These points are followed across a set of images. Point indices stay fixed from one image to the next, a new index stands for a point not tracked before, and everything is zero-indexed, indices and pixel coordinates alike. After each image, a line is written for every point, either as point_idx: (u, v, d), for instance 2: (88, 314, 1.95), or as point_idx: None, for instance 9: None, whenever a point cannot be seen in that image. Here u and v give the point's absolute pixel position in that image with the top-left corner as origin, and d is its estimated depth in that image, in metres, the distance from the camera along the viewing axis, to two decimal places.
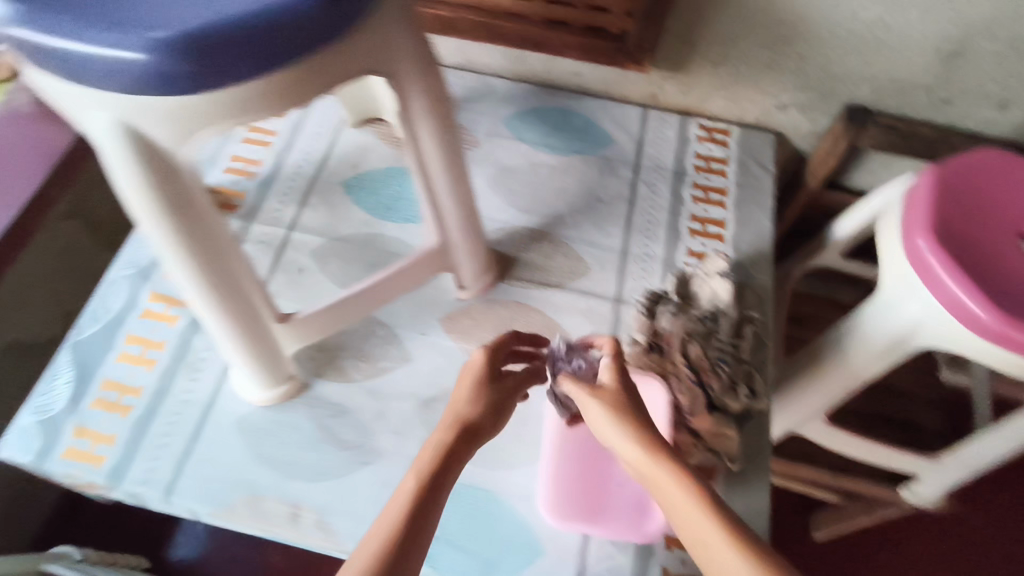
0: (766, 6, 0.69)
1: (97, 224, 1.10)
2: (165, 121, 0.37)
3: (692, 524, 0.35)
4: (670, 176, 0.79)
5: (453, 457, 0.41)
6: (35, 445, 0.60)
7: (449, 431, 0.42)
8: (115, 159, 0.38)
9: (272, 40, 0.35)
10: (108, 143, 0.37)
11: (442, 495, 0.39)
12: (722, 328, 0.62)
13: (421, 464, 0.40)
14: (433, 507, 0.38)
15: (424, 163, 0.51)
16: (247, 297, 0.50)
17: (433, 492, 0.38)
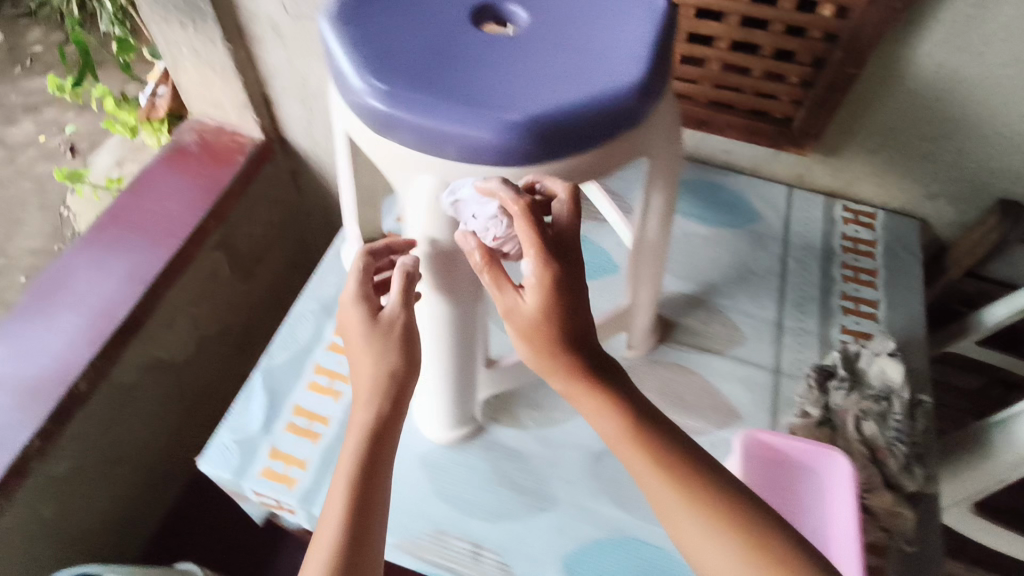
0: (935, 104, 0.72)
1: (240, 255, 1.17)
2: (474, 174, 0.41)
3: (661, 502, 0.39)
4: (818, 255, 0.82)
5: (379, 452, 0.42)
6: (233, 463, 0.63)
7: (376, 389, 0.44)
8: (423, 208, 0.43)
9: (600, 126, 0.38)
10: (426, 198, 0.43)
11: (380, 458, 0.42)
12: (896, 408, 0.64)
13: (346, 461, 0.42)
14: (371, 517, 0.40)
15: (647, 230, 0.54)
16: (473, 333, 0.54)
17: (368, 470, 0.41)
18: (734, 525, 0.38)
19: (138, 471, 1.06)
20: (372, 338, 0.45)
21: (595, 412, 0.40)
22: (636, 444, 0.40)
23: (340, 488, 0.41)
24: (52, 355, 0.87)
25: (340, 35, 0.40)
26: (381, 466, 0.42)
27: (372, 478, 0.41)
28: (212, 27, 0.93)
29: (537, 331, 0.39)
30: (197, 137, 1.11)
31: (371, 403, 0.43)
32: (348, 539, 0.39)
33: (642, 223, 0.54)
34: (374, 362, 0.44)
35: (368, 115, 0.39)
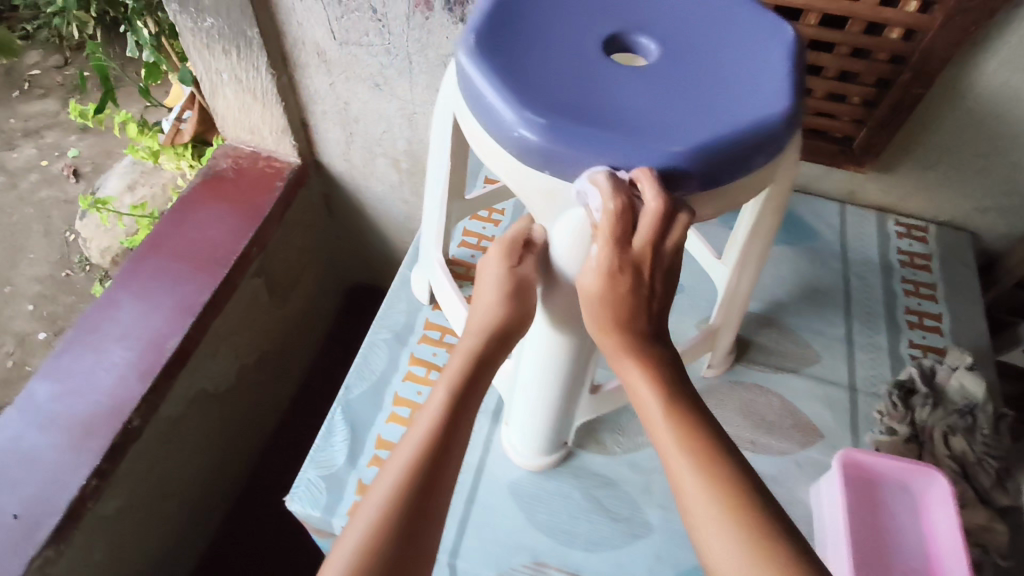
0: (996, 121, 0.74)
1: (276, 281, 1.11)
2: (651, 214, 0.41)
3: (681, 473, 0.38)
4: (878, 270, 0.83)
5: (457, 420, 0.43)
6: (321, 500, 0.62)
7: (483, 335, 0.47)
8: (567, 243, 0.43)
9: (751, 154, 0.40)
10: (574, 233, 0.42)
11: (473, 392, 0.45)
12: (983, 423, 0.64)
13: (423, 423, 0.43)
14: (441, 477, 0.40)
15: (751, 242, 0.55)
16: (586, 366, 0.54)
17: (459, 404, 0.44)
18: (745, 509, 0.36)
19: (181, 507, 1.02)
20: (495, 305, 0.46)
21: (637, 377, 0.42)
22: (672, 414, 0.40)
23: (412, 444, 0.41)
24: (103, 392, 0.83)
25: (491, 72, 0.41)
26: (457, 438, 0.43)
27: (445, 441, 0.42)
28: (257, 55, 0.89)
29: (616, 304, 0.41)
30: (233, 163, 1.04)
31: (459, 378, 0.45)
32: (410, 483, 0.39)
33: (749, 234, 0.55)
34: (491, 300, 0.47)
35: (523, 148, 0.40)
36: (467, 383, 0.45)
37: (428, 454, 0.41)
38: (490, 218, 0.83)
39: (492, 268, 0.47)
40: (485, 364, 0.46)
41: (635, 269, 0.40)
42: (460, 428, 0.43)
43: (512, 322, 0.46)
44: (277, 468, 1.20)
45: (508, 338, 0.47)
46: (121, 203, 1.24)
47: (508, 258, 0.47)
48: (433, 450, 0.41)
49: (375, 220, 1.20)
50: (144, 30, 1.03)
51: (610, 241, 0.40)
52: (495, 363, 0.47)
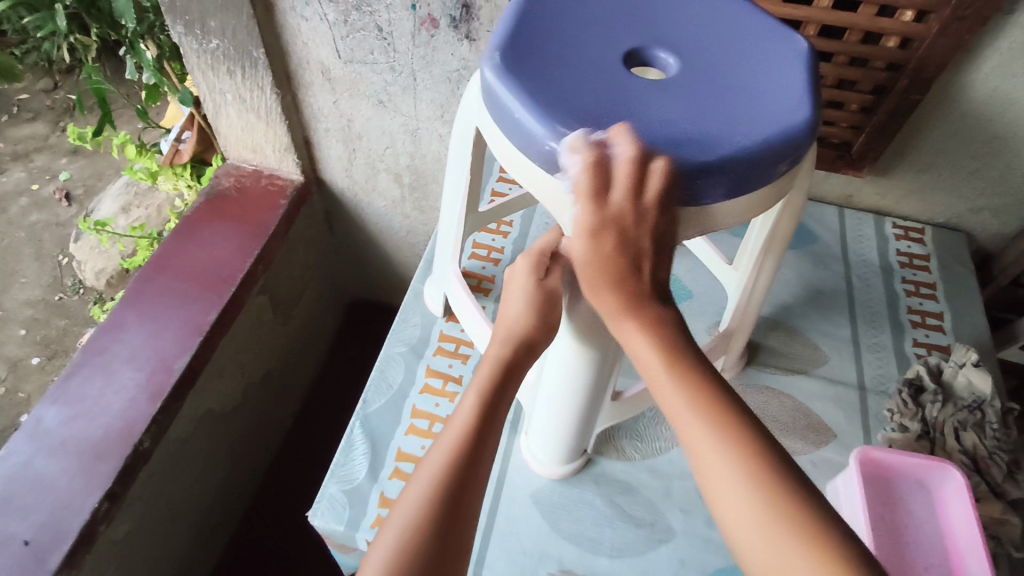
0: (988, 124, 0.76)
1: (280, 299, 1.11)
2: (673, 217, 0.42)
3: (693, 434, 0.36)
4: (879, 272, 0.84)
5: (487, 426, 0.43)
6: (345, 515, 0.61)
7: (511, 343, 0.48)
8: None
9: (774, 161, 0.41)
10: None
11: (504, 397, 0.45)
12: (992, 417, 0.66)
13: (451, 430, 0.43)
14: (473, 483, 0.40)
15: (772, 242, 0.57)
16: (609, 378, 0.55)
17: (491, 410, 0.44)
18: (768, 474, 0.34)
19: (190, 529, 1.00)
20: (523, 314, 0.49)
21: (639, 339, 0.38)
22: (680, 377, 0.37)
23: (442, 450, 0.41)
24: (113, 414, 0.82)
25: (521, 88, 0.43)
26: (488, 444, 0.42)
27: (475, 447, 0.41)
28: (262, 74, 0.90)
29: (602, 262, 0.39)
30: (235, 182, 1.04)
31: (488, 386, 0.45)
32: (444, 488, 0.39)
33: (770, 237, 0.56)
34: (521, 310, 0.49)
35: (554, 160, 0.42)
36: (497, 391, 0.45)
37: (460, 460, 0.41)
38: (498, 230, 0.84)
39: (521, 279, 0.50)
40: (515, 371, 0.47)
41: (618, 225, 0.39)
42: (489, 433, 0.43)
43: (539, 331, 0.48)
44: (285, 488, 1.17)
45: (534, 347, 0.48)
46: (118, 225, 1.24)
47: (535, 272, 0.50)
48: (463, 457, 0.41)
49: (376, 234, 1.20)
50: (146, 53, 1.03)
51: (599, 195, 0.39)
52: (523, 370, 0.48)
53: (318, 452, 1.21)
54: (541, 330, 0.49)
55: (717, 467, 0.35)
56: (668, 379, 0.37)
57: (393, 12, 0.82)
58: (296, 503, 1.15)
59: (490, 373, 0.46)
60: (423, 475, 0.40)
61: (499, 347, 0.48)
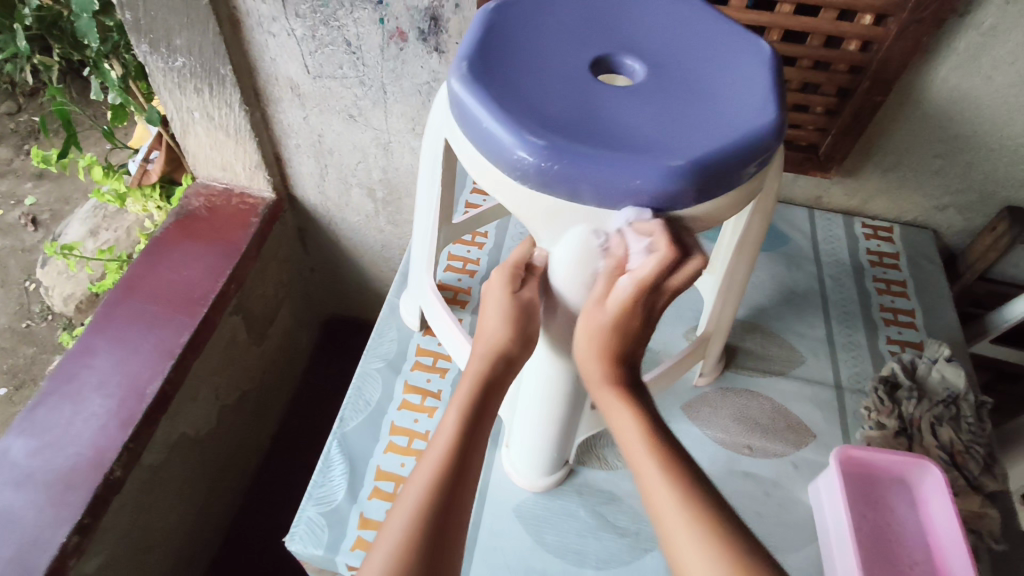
0: (949, 124, 0.78)
1: (254, 318, 1.09)
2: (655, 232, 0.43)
3: (663, 513, 0.38)
4: (850, 271, 0.86)
5: (473, 443, 0.42)
6: (324, 538, 0.59)
7: (488, 358, 0.46)
8: (568, 264, 0.44)
9: (743, 163, 0.41)
10: (575, 253, 0.44)
11: (486, 412, 0.45)
12: (966, 411, 0.67)
13: (436, 445, 0.42)
14: (458, 504, 0.40)
15: (746, 238, 0.56)
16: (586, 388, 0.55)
17: (474, 427, 0.43)
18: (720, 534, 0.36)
19: (167, 558, 0.97)
20: (500, 329, 0.47)
21: (625, 414, 0.42)
22: (659, 456, 0.40)
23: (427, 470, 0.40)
24: (83, 443, 0.80)
25: (487, 98, 0.42)
26: (474, 461, 0.42)
27: (461, 463, 0.41)
28: (230, 92, 0.89)
29: (616, 336, 0.42)
30: (205, 202, 1.02)
31: (469, 401, 0.44)
32: (430, 510, 0.38)
33: (743, 233, 0.56)
34: (498, 324, 0.47)
35: (522, 169, 0.41)
36: (478, 406, 0.44)
37: (446, 481, 0.40)
38: (473, 241, 0.84)
39: (496, 293, 0.48)
40: (496, 385, 0.46)
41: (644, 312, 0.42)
42: (475, 450, 0.42)
43: (517, 345, 0.47)
44: (264, 512, 1.14)
45: (513, 361, 0.47)
46: (86, 248, 1.21)
47: (510, 284, 0.48)
48: (450, 473, 0.40)
49: (351, 250, 1.18)
50: (111, 73, 1.02)
51: (639, 281, 0.41)
52: (502, 386, 0.47)
53: (296, 473, 1.19)
54: (519, 343, 0.47)
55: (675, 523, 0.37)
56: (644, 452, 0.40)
57: (361, 26, 0.81)
58: (276, 527, 1.13)
59: (470, 391, 0.45)
60: (409, 497, 0.39)
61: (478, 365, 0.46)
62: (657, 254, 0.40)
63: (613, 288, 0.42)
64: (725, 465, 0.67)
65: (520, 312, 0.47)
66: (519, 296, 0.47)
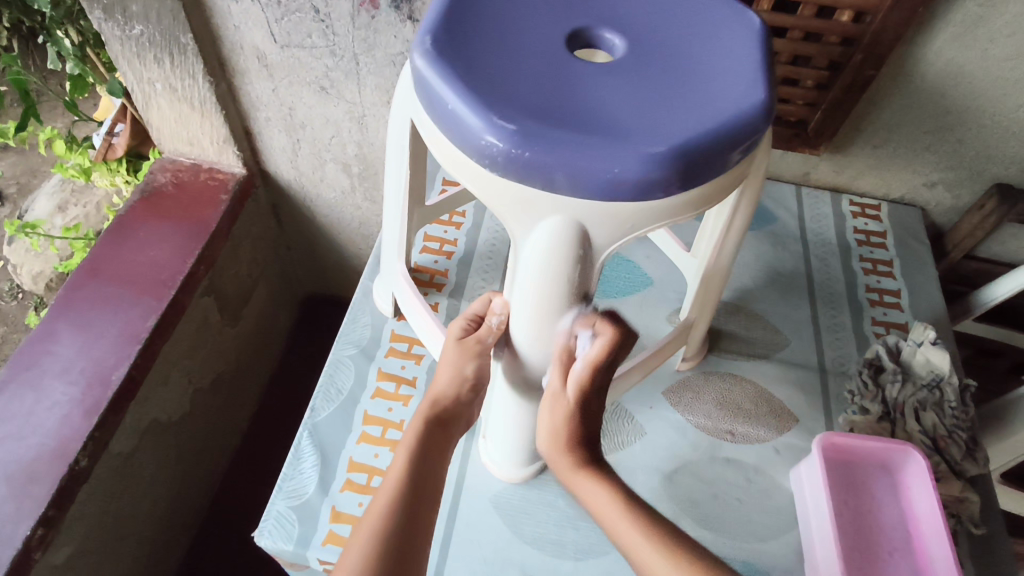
0: (941, 99, 0.75)
1: (227, 299, 1.05)
2: (618, 226, 0.40)
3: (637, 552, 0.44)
4: (836, 250, 0.84)
5: (425, 474, 0.47)
6: (294, 532, 0.58)
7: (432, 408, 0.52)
8: (540, 257, 0.42)
9: (728, 149, 0.38)
10: (551, 241, 0.41)
11: (436, 451, 0.49)
12: (950, 396, 0.66)
13: (387, 484, 0.47)
14: (408, 539, 0.44)
15: (733, 220, 0.53)
16: None
17: (423, 468, 0.48)
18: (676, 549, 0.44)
19: (142, 544, 0.95)
20: (450, 384, 0.52)
21: (591, 484, 0.47)
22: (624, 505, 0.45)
23: (383, 503, 0.45)
24: (47, 432, 0.77)
25: (453, 77, 0.39)
26: (426, 492, 0.47)
27: (413, 496, 0.46)
28: (193, 61, 0.84)
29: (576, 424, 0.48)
30: (171, 178, 0.98)
31: (417, 440, 0.49)
32: (378, 548, 0.43)
33: (730, 217, 0.53)
34: (449, 378, 0.52)
35: (491, 155, 0.38)
36: (425, 442, 0.49)
37: (396, 518, 0.44)
38: (450, 221, 0.81)
39: (447, 350, 0.52)
40: (447, 422, 0.52)
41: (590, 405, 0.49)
42: (426, 481, 0.47)
43: (467, 395, 0.52)
44: (244, 495, 1.13)
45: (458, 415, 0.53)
46: (52, 225, 1.16)
47: (462, 335, 0.52)
48: (400, 511, 0.45)
49: (326, 227, 1.15)
50: (66, 40, 0.96)
51: (592, 365, 0.48)
52: (449, 430, 0.52)
53: (276, 455, 1.17)
54: (469, 391, 0.53)
55: None
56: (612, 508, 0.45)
57: None
58: (255, 510, 1.11)
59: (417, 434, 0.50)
60: (359, 536, 0.44)
61: (425, 411, 0.51)
62: (601, 339, 0.49)
63: (568, 373, 0.49)
64: (707, 452, 0.66)
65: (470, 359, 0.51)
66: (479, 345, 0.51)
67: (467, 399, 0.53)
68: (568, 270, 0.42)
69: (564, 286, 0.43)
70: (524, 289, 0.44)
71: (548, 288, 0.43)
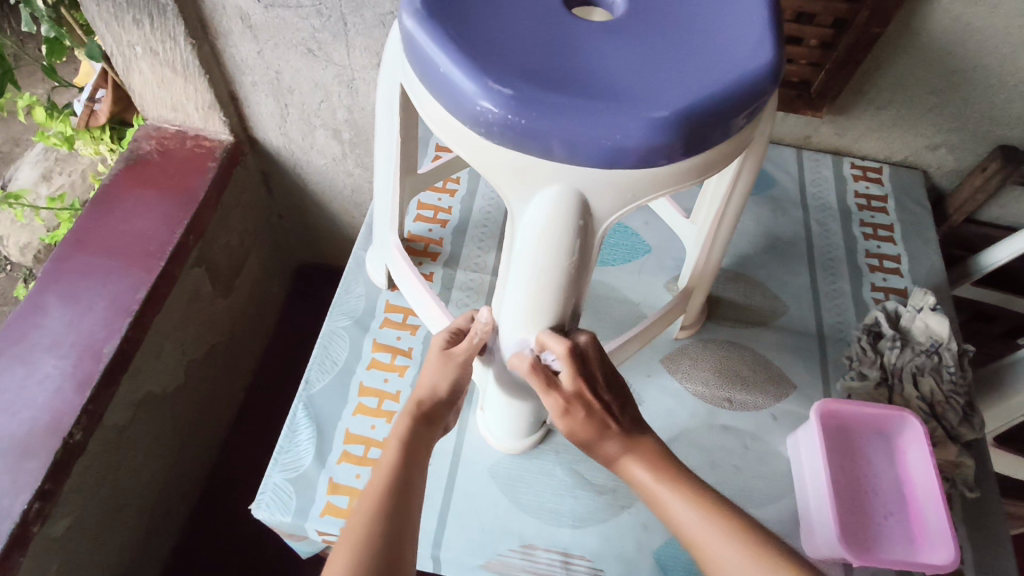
0: (948, 58, 0.73)
1: (218, 270, 1.04)
2: (616, 195, 0.39)
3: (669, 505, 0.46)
4: (837, 215, 0.82)
5: (413, 477, 0.46)
6: (291, 504, 0.57)
7: (414, 408, 0.50)
8: (541, 231, 0.40)
9: (735, 112, 0.37)
10: (550, 213, 0.39)
11: (423, 449, 0.48)
12: (949, 360, 0.66)
13: (375, 483, 0.45)
14: (401, 538, 0.42)
15: (738, 180, 0.51)
16: None
17: (412, 465, 0.46)
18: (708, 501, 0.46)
19: (141, 515, 0.96)
20: (435, 385, 0.51)
21: (635, 464, 0.48)
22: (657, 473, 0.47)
23: (371, 503, 0.43)
24: (39, 407, 0.76)
25: (446, 38, 0.37)
26: (413, 488, 0.45)
27: (404, 492, 0.44)
28: (173, 23, 0.80)
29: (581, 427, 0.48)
30: (157, 145, 0.95)
31: (405, 436, 0.48)
32: (371, 548, 0.41)
33: (733, 179, 0.51)
34: (434, 376, 0.51)
35: (486, 123, 0.36)
36: (414, 439, 0.48)
37: (388, 519, 0.42)
38: (444, 188, 0.79)
39: (432, 354, 0.52)
40: (432, 419, 0.50)
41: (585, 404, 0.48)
42: (415, 475, 0.46)
43: (446, 406, 0.51)
44: (242, 463, 1.13)
45: (440, 416, 0.51)
46: (36, 195, 1.13)
47: (446, 347, 0.51)
48: (390, 510, 0.43)
49: (318, 194, 1.12)
50: (39, 1, 0.91)
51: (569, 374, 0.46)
52: (435, 428, 0.51)
53: (274, 426, 1.17)
54: (455, 391, 0.51)
55: None
56: (651, 482, 0.47)
57: None
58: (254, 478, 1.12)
59: (403, 432, 0.48)
60: (348, 536, 0.42)
61: (411, 409, 0.50)
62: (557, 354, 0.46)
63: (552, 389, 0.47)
64: (704, 420, 0.66)
65: (466, 354, 0.50)
66: (471, 348, 0.50)
67: (452, 397, 0.51)
68: (569, 242, 0.40)
69: (563, 262, 0.41)
70: (520, 267, 0.43)
71: (549, 259, 0.41)
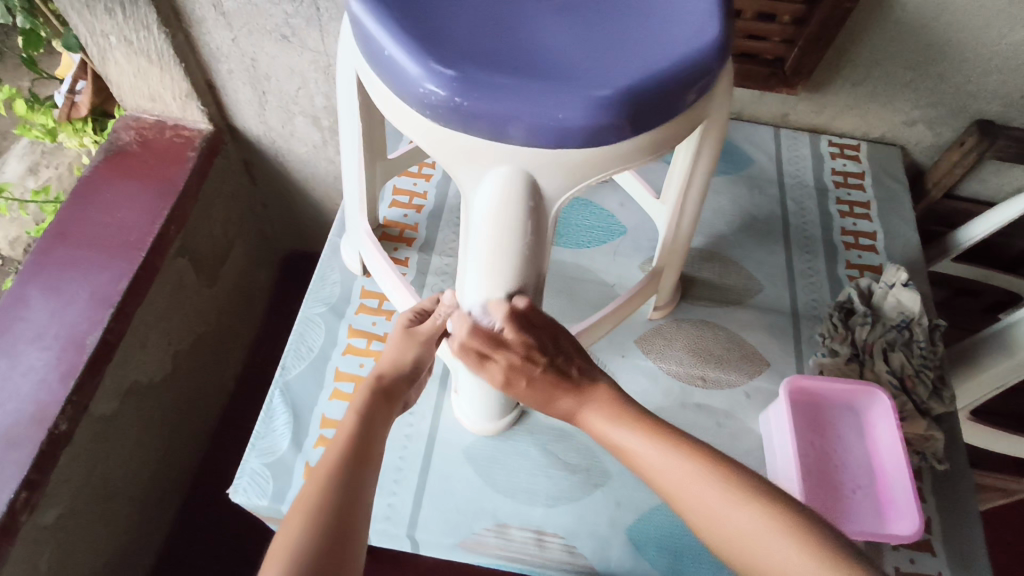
0: (923, 31, 0.73)
1: (203, 260, 1.04)
2: (564, 176, 0.39)
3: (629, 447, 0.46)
4: (814, 192, 0.83)
5: (367, 450, 0.46)
6: (268, 488, 0.58)
7: (372, 383, 0.50)
8: (491, 211, 0.40)
9: (681, 90, 0.37)
10: (499, 193, 0.39)
11: (378, 422, 0.48)
12: (919, 335, 0.67)
13: (329, 455, 0.45)
14: (353, 507, 0.43)
15: (699, 159, 0.51)
16: None
17: (367, 437, 0.47)
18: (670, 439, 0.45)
19: (133, 503, 0.97)
20: (395, 361, 0.51)
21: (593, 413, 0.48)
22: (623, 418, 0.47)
23: (324, 473, 0.44)
24: (23, 398, 0.76)
25: (391, 21, 0.37)
26: (366, 460, 0.46)
27: (357, 463, 0.45)
28: (145, 11, 0.80)
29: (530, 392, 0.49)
30: (136, 136, 0.95)
31: (362, 408, 0.48)
32: (320, 515, 0.41)
33: (695, 159, 0.51)
34: (397, 354, 0.52)
35: (432, 105, 0.37)
36: (370, 412, 0.48)
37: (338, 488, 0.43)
38: (420, 173, 0.79)
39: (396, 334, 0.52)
40: (392, 395, 0.51)
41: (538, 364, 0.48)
42: (370, 446, 0.46)
43: (407, 383, 0.52)
44: (233, 451, 1.15)
45: (400, 391, 0.52)
46: (20, 188, 1.13)
47: (411, 327, 0.53)
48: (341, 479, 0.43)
49: (301, 182, 1.12)
50: None
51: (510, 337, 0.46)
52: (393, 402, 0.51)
53: None
54: (416, 369, 0.52)
55: (754, 537, 0.40)
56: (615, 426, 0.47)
57: None
58: None
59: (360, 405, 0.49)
60: (298, 505, 0.42)
61: (370, 384, 0.50)
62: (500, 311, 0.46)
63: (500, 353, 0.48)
64: (678, 399, 0.67)
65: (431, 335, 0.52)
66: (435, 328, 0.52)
67: (413, 375, 0.52)
68: (521, 222, 0.40)
69: (517, 242, 0.41)
70: (475, 248, 0.43)
71: (502, 241, 0.41)
